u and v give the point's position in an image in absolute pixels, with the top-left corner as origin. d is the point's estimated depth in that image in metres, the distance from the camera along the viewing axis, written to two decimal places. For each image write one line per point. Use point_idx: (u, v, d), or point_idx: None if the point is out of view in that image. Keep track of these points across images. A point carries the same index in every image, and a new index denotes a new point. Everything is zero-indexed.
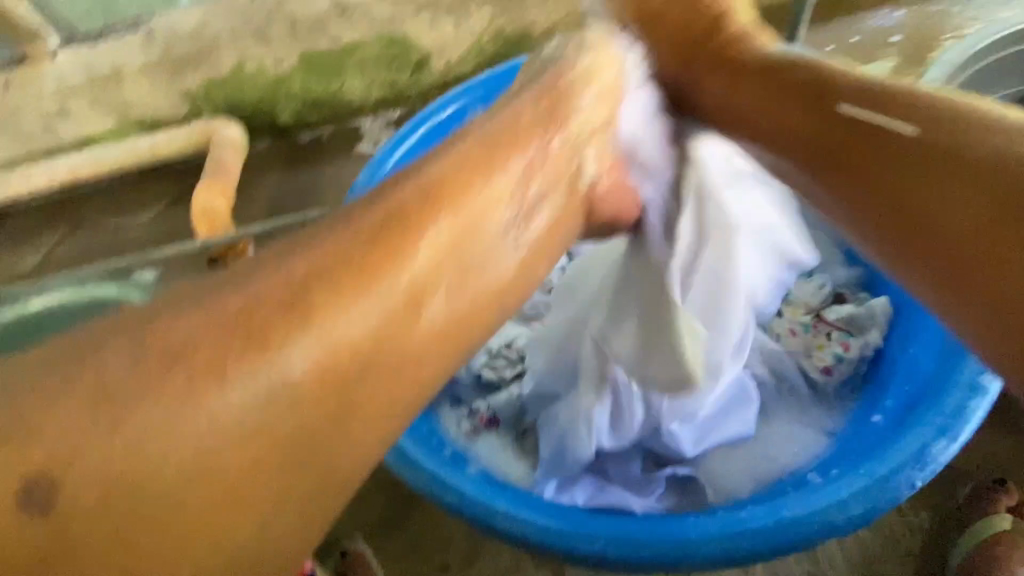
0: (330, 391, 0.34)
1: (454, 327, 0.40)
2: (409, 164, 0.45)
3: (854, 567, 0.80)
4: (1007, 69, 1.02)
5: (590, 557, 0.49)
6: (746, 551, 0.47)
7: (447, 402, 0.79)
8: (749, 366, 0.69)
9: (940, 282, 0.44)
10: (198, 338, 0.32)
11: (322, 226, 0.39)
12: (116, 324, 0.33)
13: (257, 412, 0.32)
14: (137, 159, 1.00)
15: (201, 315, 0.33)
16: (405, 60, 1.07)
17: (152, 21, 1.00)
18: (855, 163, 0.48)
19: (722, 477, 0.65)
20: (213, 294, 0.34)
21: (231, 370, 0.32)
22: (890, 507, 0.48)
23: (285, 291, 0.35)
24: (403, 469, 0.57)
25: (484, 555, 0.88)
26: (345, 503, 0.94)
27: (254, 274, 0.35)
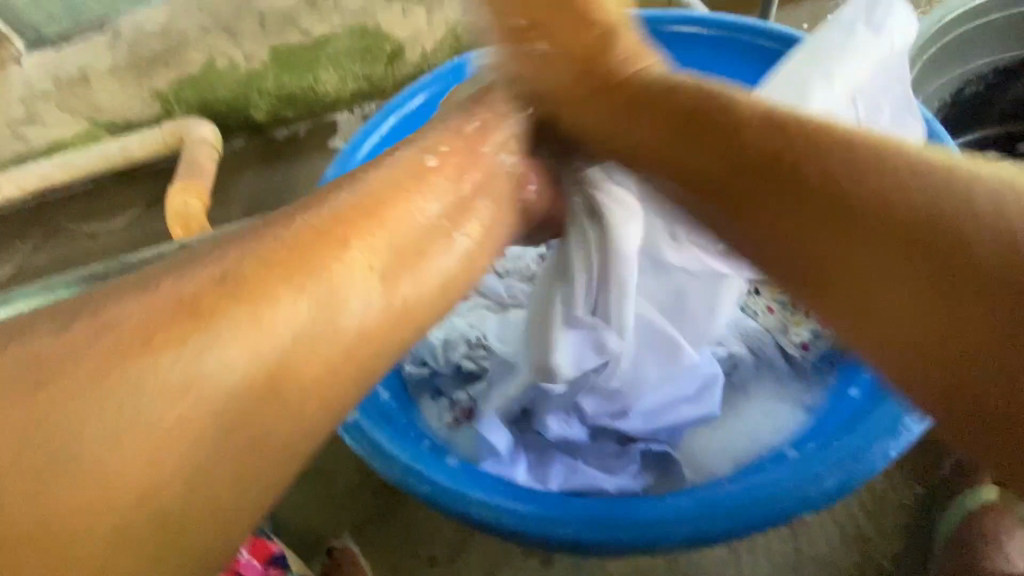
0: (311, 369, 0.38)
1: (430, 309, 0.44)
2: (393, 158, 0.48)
3: (836, 543, 0.80)
4: (994, 36, 0.99)
5: (567, 541, 0.49)
6: (720, 528, 0.47)
7: (428, 395, 0.78)
8: (725, 345, 0.70)
9: (911, 371, 0.34)
10: (188, 320, 0.36)
11: (307, 219, 0.42)
12: (102, 316, 0.35)
13: (244, 386, 0.36)
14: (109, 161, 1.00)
15: (192, 303, 0.36)
16: (378, 49, 1.07)
17: (117, 20, 0.97)
18: (798, 223, 0.37)
19: (699, 454, 0.66)
20: (203, 284, 0.38)
21: (222, 349, 0.36)
22: (867, 478, 0.48)
23: (273, 276, 0.39)
24: (375, 459, 0.57)
25: (471, 547, 0.87)
26: (330, 502, 0.94)
27: (245, 264, 0.39)
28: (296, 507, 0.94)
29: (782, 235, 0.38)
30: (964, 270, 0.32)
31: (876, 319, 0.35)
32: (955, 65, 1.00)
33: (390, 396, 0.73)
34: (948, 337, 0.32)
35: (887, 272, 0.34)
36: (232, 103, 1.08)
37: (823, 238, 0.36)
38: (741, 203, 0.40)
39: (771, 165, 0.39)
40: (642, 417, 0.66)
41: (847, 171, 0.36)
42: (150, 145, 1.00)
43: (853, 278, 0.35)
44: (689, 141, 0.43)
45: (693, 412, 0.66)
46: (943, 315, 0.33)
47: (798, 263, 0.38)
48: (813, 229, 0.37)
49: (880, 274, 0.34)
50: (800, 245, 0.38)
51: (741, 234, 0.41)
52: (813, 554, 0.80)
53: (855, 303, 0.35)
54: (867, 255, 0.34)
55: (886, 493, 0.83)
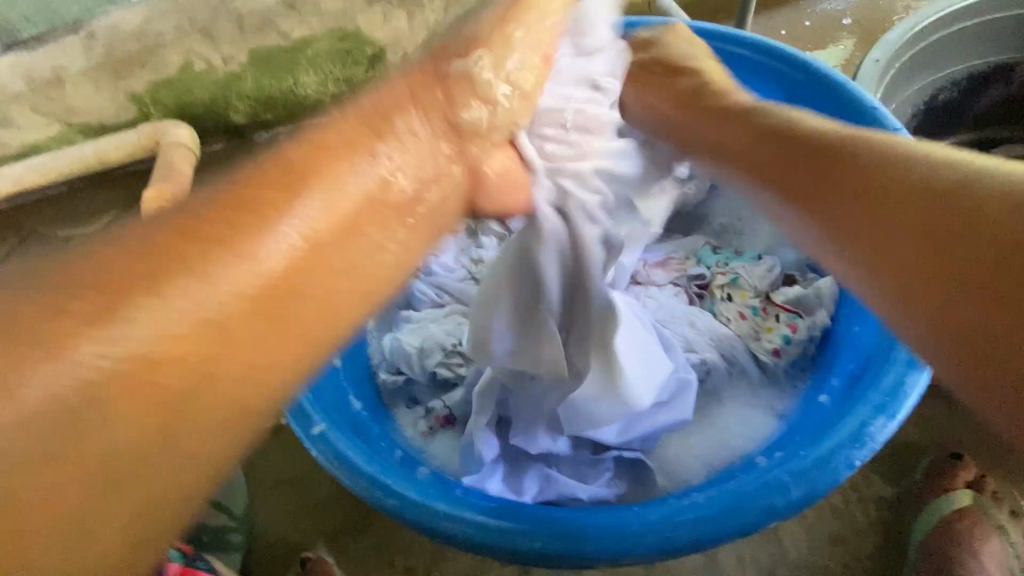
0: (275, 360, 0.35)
1: None
2: (349, 112, 0.41)
3: (813, 548, 0.81)
4: (967, 44, 1.01)
5: (533, 554, 0.48)
6: (686, 540, 0.47)
7: (404, 403, 0.77)
8: (698, 351, 0.70)
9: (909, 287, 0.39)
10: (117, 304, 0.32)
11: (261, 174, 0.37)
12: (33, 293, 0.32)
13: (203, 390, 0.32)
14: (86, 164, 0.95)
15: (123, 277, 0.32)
16: (360, 54, 1.03)
17: (92, 24, 1.02)
18: (888, 213, 0.40)
19: (672, 462, 0.67)
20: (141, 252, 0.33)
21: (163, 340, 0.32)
22: (831, 489, 0.47)
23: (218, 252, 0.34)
24: (341, 472, 0.56)
25: (449, 557, 0.87)
26: (305, 509, 0.93)
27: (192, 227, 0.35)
28: (270, 515, 0.93)
29: (860, 228, 0.42)
30: (936, 196, 0.38)
31: (908, 264, 0.39)
32: (927, 74, 1.01)
33: (362, 404, 0.72)
34: (974, 274, 0.35)
35: (899, 218, 0.39)
36: (211, 105, 1.03)
37: (845, 210, 0.43)
38: (864, 230, 0.42)
39: (845, 159, 0.44)
40: (617, 426, 0.65)
41: (885, 160, 0.42)
42: (130, 149, 0.96)
43: (908, 231, 0.39)
44: (791, 164, 0.48)
45: (665, 420, 0.66)
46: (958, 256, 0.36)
47: (874, 238, 0.41)
48: (858, 210, 0.42)
49: (903, 224, 0.39)
50: (884, 234, 0.40)
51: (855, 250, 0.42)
52: (789, 557, 0.80)
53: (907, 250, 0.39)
54: (870, 233, 0.41)
55: (859, 495, 0.83)
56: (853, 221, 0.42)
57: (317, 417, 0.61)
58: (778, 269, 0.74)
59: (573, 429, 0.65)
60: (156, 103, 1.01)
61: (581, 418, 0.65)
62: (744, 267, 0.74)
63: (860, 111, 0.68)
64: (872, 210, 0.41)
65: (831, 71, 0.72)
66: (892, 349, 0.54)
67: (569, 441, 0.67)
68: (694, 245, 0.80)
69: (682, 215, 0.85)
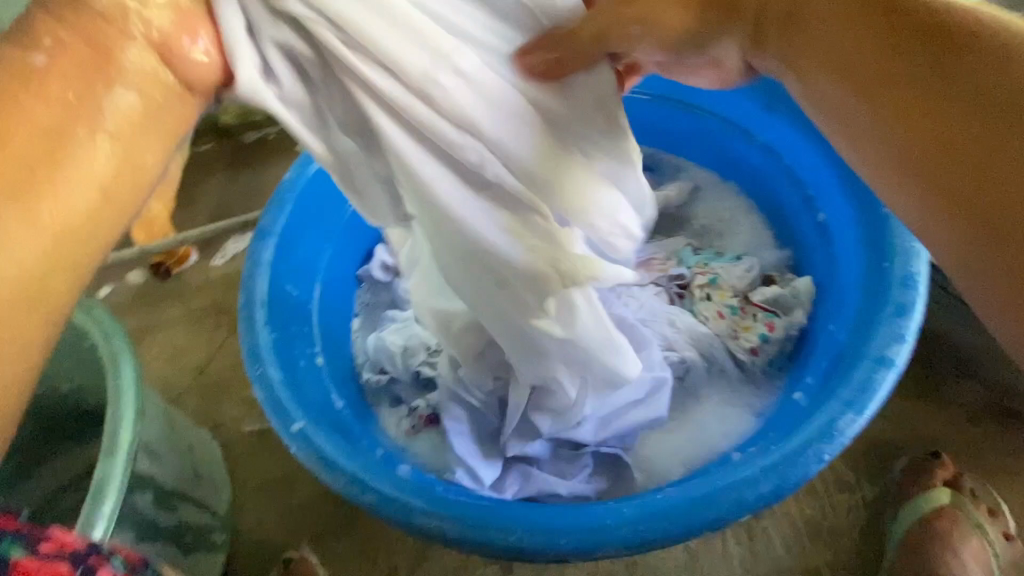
0: None
1: None
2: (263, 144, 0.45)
3: (792, 545, 0.81)
4: None
5: (507, 548, 0.49)
6: (659, 534, 0.47)
7: (387, 403, 0.77)
8: (677, 349, 0.70)
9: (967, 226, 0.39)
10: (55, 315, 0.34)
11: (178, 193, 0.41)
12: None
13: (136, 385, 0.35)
14: None
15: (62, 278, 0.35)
16: None
17: None
18: (943, 126, 0.40)
19: (653, 461, 0.67)
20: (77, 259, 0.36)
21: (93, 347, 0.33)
22: (800, 483, 0.48)
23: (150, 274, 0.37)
24: (320, 468, 0.57)
25: (432, 556, 0.87)
26: (288, 510, 0.92)
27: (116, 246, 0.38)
28: (254, 517, 0.93)
29: (937, 133, 0.40)
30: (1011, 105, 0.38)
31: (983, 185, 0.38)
32: None
33: (344, 403, 0.72)
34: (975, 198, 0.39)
35: (973, 106, 0.39)
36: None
37: (934, 93, 0.41)
38: (920, 122, 0.41)
39: (947, 39, 0.41)
40: (593, 424, 0.66)
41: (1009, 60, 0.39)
42: None
43: (982, 145, 0.39)
44: (853, 41, 0.44)
45: (643, 419, 0.67)
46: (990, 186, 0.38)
47: (952, 150, 0.40)
48: (928, 107, 0.41)
49: (975, 135, 0.39)
50: (971, 157, 0.39)
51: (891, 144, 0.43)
52: (768, 556, 0.81)
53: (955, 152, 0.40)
54: (948, 141, 0.40)
55: (840, 496, 0.84)
56: (914, 121, 0.41)
57: (297, 414, 0.62)
58: (757, 269, 0.75)
59: (551, 426, 0.66)
60: None
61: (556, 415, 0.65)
62: (724, 268, 0.75)
63: None
64: (950, 117, 0.40)
65: None
66: (862, 345, 0.55)
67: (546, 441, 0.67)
68: (675, 246, 0.82)
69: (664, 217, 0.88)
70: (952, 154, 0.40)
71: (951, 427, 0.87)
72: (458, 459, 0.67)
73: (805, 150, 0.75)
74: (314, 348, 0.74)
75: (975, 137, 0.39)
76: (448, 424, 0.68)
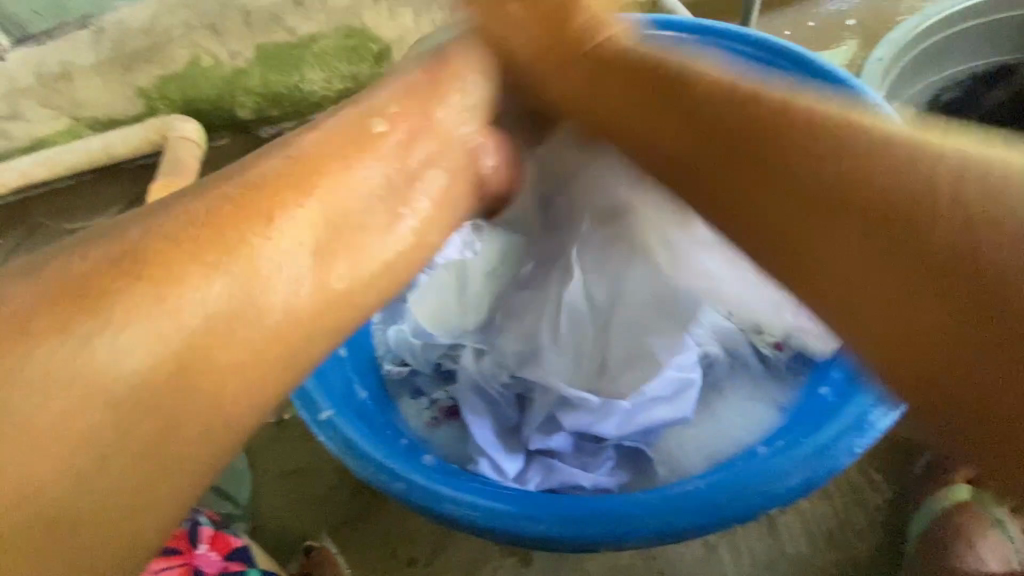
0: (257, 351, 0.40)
1: None
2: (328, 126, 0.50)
3: (812, 541, 0.81)
4: (966, 46, 1.03)
5: (538, 537, 0.50)
6: (690, 524, 0.48)
7: (408, 394, 0.76)
8: (701, 344, 0.70)
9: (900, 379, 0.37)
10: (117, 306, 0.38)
11: (226, 189, 0.44)
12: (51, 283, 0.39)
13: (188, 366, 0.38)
14: (93, 159, 1.00)
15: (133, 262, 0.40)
16: (365, 49, 1.06)
17: (101, 18, 0.98)
18: (809, 262, 0.39)
19: (675, 455, 0.67)
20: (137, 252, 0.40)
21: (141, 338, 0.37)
22: (830, 476, 0.49)
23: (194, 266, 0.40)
24: (350, 457, 0.57)
25: (450, 547, 0.87)
26: (307, 500, 0.93)
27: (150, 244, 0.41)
28: (273, 506, 0.94)
29: (775, 253, 0.41)
30: (945, 257, 0.34)
31: (890, 336, 0.37)
32: (929, 74, 1.03)
33: (366, 393, 0.72)
34: (942, 366, 0.36)
35: (819, 205, 0.38)
36: (218, 102, 1.07)
37: (841, 234, 0.38)
38: (804, 246, 0.39)
39: (835, 199, 0.38)
40: (616, 418, 0.66)
41: (871, 166, 0.37)
42: (133, 143, 1.00)
43: (881, 315, 0.37)
44: (757, 199, 0.41)
45: (668, 414, 0.66)
46: (910, 321, 0.36)
47: (843, 291, 0.38)
48: (816, 221, 0.38)
49: (841, 257, 0.38)
50: (886, 299, 0.37)
51: (815, 298, 0.40)
52: (787, 552, 0.81)
53: (883, 319, 0.37)
54: (816, 274, 0.39)
55: (861, 493, 0.84)
56: (804, 281, 0.40)
57: (324, 404, 0.62)
58: None
59: (577, 413, 0.66)
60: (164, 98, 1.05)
61: (580, 404, 0.66)
62: None
63: None
64: (804, 229, 0.39)
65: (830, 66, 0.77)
66: None
67: (568, 434, 0.66)
68: None
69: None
70: (870, 282, 0.37)
71: None
72: (480, 449, 0.67)
73: None
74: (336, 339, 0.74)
75: (807, 252, 0.39)
76: (468, 413, 0.69)
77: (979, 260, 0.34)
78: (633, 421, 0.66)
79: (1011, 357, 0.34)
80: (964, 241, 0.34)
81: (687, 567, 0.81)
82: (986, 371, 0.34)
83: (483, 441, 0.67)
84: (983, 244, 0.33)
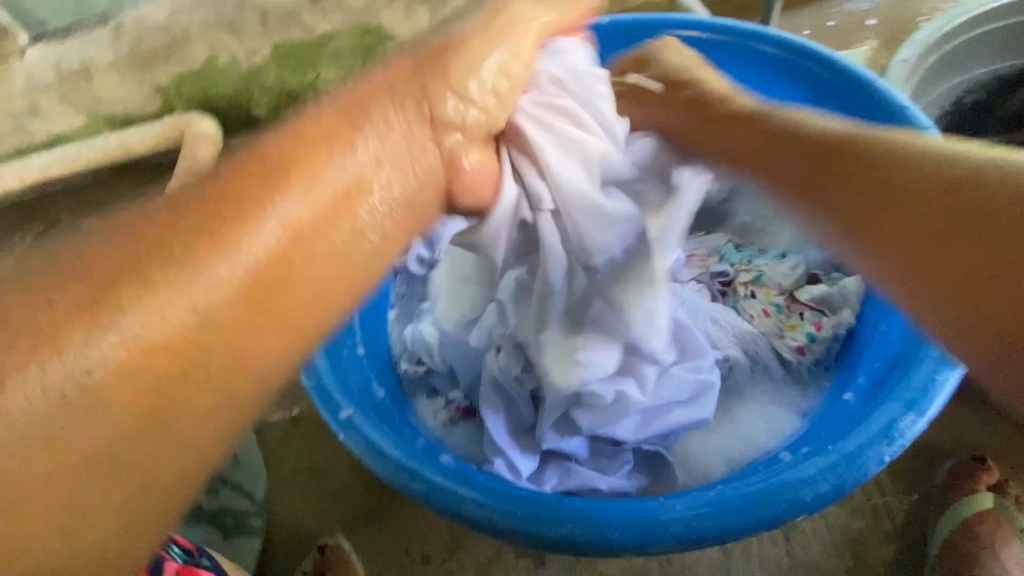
0: None
1: None
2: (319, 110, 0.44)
3: (831, 547, 0.80)
4: (989, 47, 1.01)
5: (559, 541, 0.49)
6: (715, 531, 0.47)
7: (424, 393, 0.76)
8: (722, 348, 0.70)
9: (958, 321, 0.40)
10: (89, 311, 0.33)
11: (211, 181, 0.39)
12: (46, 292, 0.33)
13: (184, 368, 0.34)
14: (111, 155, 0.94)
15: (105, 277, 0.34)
16: (381, 47, 1.05)
17: (119, 17, 1.05)
18: (886, 226, 0.45)
19: (693, 458, 0.67)
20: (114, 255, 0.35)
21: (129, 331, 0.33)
22: (859, 484, 0.48)
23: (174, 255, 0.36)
24: (369, 457, 0.58)
25: (464, 546, 0.87)
26: (321, 497, 0.94)
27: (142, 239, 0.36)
28: (288, 502, 0.94)
29: (879, 226, 0.45)
30: (987, 203, 0.40)
31: (985, 325, 0.39)
32: (952, 75, 1.02)
33: (384, 392, 0.72)
34: (987, 285, 0.39)
35: (913, 190, 0.44)
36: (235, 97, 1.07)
37: (906, 211, 0.44)
38: (882, 220, 0.45)
39: (834, 156, 0.49)
40: (635, 421, 0.65)
41: (911, 167, 0.45)
42: (156, 139, 0.93)
43: (954, 256, 0.41)
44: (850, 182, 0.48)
45: (685, 417, 0.66)
46: (972, 260, 0.40)
47: (928, 260, 0.42)
48: (913, 207, 0.43)
49: (913, 212, 0.44)
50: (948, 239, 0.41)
51: (900, 260, 0.44)
52: (805, 558, 0.80)
53: (897, 230, 0.44)
54: (892, 232, 0.45)
55: (881, 499, 0.83)
56: (869, 233, 0.46)
57: (344, 403, 0.62)
58: (801, 267, 0.74)
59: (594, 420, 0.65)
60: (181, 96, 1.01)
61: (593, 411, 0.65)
62: (768, 265, 0.74)
63: (886, 107, 0.71)
64: (882, 206, 0.45)
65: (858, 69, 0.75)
66: (921, 347, 0.55)
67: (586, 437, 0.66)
68: (716, 242, 0.80)
69: (704, 213, 0.83)
70: (940, 226, 0.42)
71: (994, 432, 0.85)
72: (496, 449, 0.67)
73: None
74: (355, 338, 0.74)
75: (921, 231, 0.43)
76: (484, 409, 0.68)
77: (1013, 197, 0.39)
78: (650, 427, 0.65)
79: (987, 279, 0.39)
80: (994, 179, 0.40)
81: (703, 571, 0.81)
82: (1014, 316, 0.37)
83: (502, 442, 0.66)
84: (987, 182, 0.40)
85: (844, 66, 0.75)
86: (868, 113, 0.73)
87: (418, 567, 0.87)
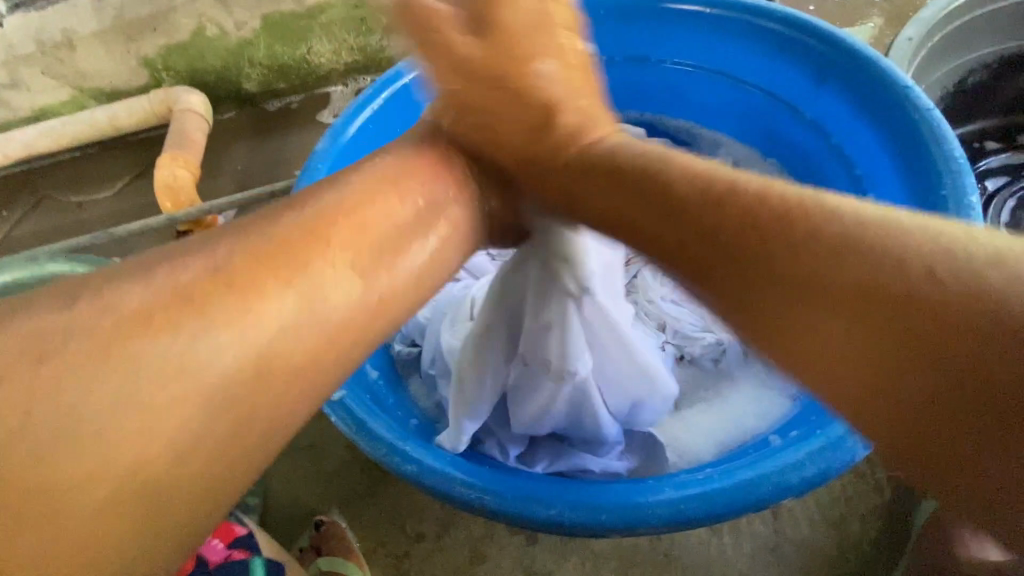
0: (289, 356, 0.40)
1: (406, 302, 0.47)
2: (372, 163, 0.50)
3: (818, 526, 0.82)
4: (998, 26, 0.99)
5: (547, 522, 0.50)
6: (701, 513, 0.48)
7: (415, 372, 0.78)
8: (714, 330, 0.72)
9: (920, 480, 0.34)
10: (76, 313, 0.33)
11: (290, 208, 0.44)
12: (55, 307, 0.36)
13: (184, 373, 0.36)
14: (98, 131, 1.11)
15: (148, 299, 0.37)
16: (373, 22, 1.14)
17: None
18: (792, 331, 0.38)
19: (684, 441, 0.67)
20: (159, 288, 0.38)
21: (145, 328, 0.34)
22: (845, 468, 0.49)
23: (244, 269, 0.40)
24: (360, 438, 0.58)
25: (458, 523, 0.89)
26: (317, 475, 0.95)
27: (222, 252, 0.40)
28: (282, 481, 0.95)
29: (802, 339, 0.38)
30: (944, 318, 0.32)
31: (940, 454, 0.33)
32: (956, 54, 1.00)
33: (378, 373, 0.73)
34: (951, 448, 0.33)
35: (843, 310, 0.36)
36: (222, 73, 1.17)
37: (846, 341, 0.36)
38: (800, 317, 0.38)
39: (876, 293, 0.35)
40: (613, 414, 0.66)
41: (743, 220, 0.41)
42: (140, 116, 1.11)
43: (884, 403, 0.35)
44: (701, 237, 0.43)
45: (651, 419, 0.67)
46: (913, 392, 0.33)
47: (848, 362, 0.36)
48: (842, 315, 0.36)
49: (835, 337, 0.36)
50: (785, 324, 0.39)
51: (792, 352, 0.39)
52: (791, 537, 0.82)
53: (808, 350, 0.38)
54: (801, 338, 0.38)
55: (866, 477, 0.84)
56: (767, 318, 0.39)
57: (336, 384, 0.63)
58: None
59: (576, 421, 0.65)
60: (168, 69, 1.14)
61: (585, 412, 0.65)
62: None
63: (889, 89, 0.71)
64: (806, 320, 0.37)
65: (871, 52, 0.73)
66: None
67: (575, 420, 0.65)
68: None
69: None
70: (873, 358, 0.35)
71: None
72: (487, 430, 0.67)
73: (858, 133, 0.75)
74: None
75: (841, 359, 0.36)
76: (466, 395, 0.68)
77: (948, 302, 0.32)
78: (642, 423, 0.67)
79: (994, 416, 0.31)
80: (891, 267, 0.35)
81: (692, 549, 0.83)
82: (981, 463, 0.32)
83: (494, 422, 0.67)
84: (979, 293, 0.32)
85: (853, 44, 0.74)
86: (872, 96, 0.72)
87: (412, 544, 0.88)
